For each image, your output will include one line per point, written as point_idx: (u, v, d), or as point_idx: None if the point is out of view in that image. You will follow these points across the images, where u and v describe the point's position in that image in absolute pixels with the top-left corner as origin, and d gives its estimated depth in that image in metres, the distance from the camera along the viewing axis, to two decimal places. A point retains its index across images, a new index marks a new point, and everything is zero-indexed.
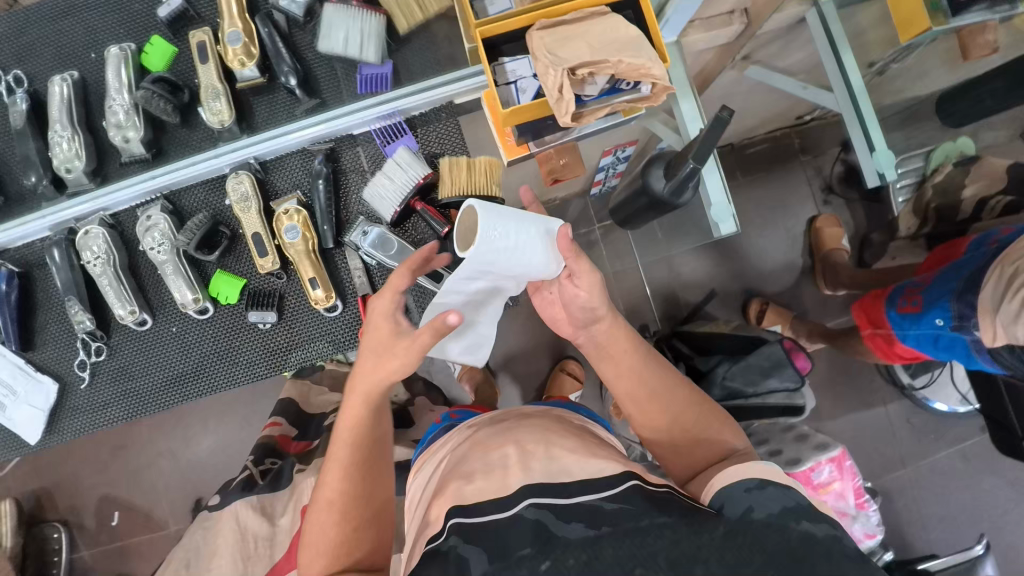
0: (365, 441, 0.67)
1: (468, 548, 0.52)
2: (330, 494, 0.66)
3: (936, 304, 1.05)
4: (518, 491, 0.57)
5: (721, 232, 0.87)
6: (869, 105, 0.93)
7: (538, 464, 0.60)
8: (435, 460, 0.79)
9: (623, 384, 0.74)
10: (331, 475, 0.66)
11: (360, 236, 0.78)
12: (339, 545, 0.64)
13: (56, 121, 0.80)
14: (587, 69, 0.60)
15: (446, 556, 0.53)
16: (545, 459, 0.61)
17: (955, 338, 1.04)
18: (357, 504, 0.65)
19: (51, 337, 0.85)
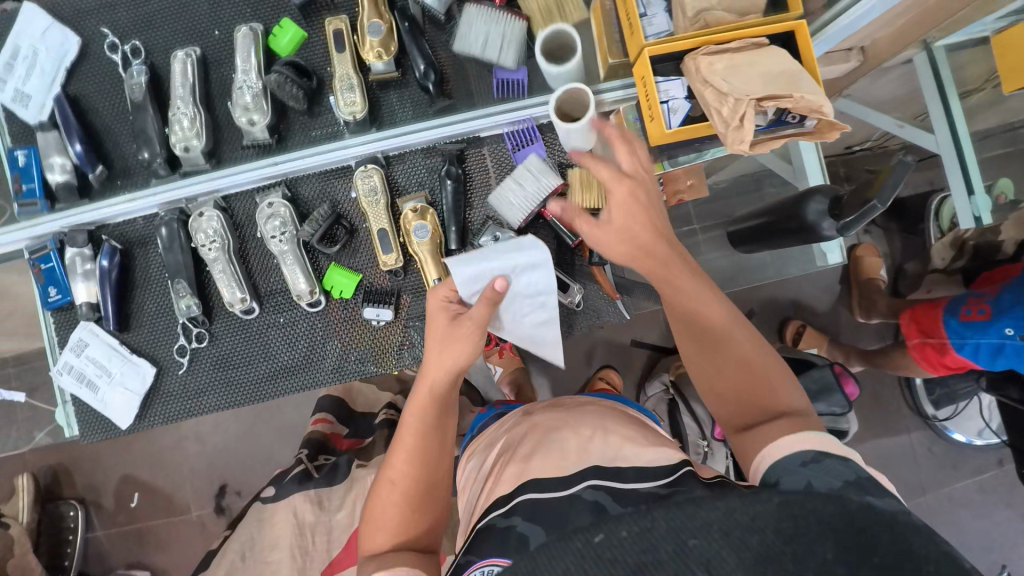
0: (431, 425, 0.65)
1: (529, 527, 0.59)
2: (393, 473, 0.64)
3: (1007, 313, 1.12)
4: (581, 470, 0.64)
5: (828, 261, 0.90)
6: (971, 150, 0.94)
7: (596, 450, 0.67)
8: (491, 442, 0.85)
9: (685, 340, 0.68)
10: (396, 456, 0.65)
11: (489, 241, 0.77)
12: (402, 526, 0.62)
13: (179, 99, 0.77)
14: (769, 102, 0.61)
15: (510, 532, 0.59)
16: (601, 445, 0.68)
17: (1021, 347, 1.11)
18: (424, 488, 0.64)
19: (150, 319, 0.82)
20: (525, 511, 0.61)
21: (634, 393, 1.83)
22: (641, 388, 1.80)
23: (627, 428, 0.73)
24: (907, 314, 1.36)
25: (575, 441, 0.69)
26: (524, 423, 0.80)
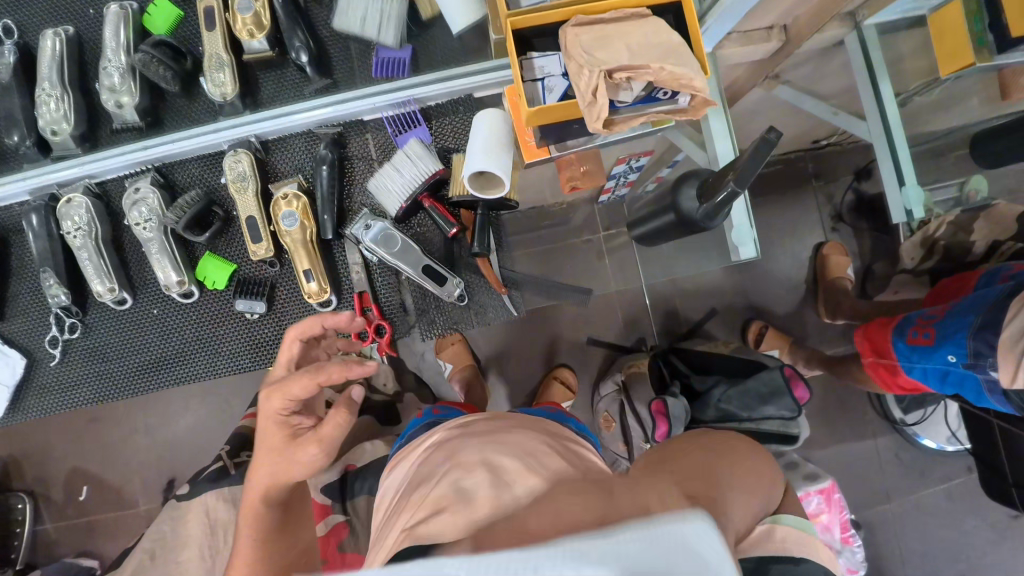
0: (269, 517, 0.75)
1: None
2: (239, 567, 0.73)
3: (951, 339, 1.04)
4: (481, 522, 0.52)
5: (740, 255, 0.82)
6: (903, 138, 0.87)
7: (505, 495, 0.56)
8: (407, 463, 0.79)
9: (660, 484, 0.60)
10: (244, 546, 0.73)
11: (361, 230, 0.73)
12: None
13: (44, 79, 0.74)
14: (625, 74, 0.55)
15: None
16: (511, 490, 0.57)
17: (967, 375, 1.03)
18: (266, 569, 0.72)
19: (24, 309, 0.79)
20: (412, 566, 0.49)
21: (590, 392, 1.79)
22: (597, 388, 1.76)
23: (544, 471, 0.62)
24: (862, 333, 1.29)
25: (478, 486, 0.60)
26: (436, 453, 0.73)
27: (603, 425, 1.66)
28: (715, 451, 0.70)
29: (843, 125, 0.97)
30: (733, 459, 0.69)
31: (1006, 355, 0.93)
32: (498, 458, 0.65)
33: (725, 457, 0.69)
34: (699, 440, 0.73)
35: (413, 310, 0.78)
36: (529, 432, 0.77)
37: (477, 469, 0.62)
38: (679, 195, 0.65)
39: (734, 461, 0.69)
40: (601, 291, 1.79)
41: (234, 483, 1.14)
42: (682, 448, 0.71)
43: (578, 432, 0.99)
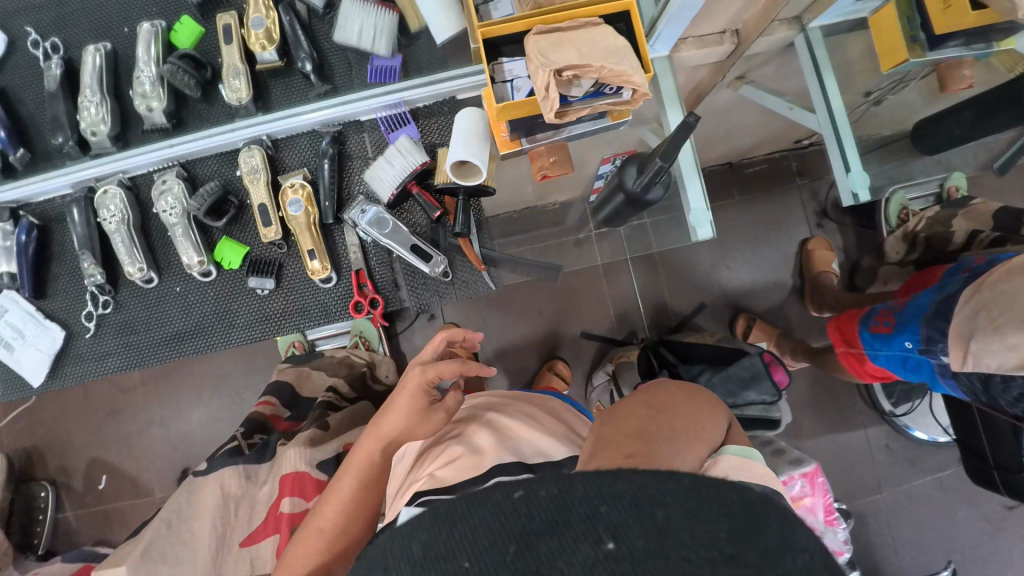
0: (372, 477, 0.79)
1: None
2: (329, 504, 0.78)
3: (907, 326, 1.11)
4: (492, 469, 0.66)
5: (697, 235, 0.91)
6: (847, 129, 0.97)
7: (507, 446, 0.71)
8: None
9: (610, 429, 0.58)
10: (341, 490, 0.78)
11: (358, 214, 0.84)
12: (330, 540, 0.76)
13: (86, 88, 0.86)
14: (573, 71, 0.65)
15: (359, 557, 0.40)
16: (514, 445, 0.72)
17: (923, 361, 1.09)
18: (351, 520, 0.77)
19: (64, 288, 0.90)
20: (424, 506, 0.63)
21: (584, 384, 1.86)
22: (589, 380, 1.83)
23: (535, 429, 0.76)
24: (832, 324, 1.36)
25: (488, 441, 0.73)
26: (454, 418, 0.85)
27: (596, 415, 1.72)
28: (654, 405, 0.63)
29: (798, 118, 1.07)
30: (672, 410, 0.63)
31: (957, 344, 0.98)
32: (499, 418, 0.79)
33: (666, 411, 0.62)
34: (639, 396, 0.66)
35: (404, 285, 0.89)
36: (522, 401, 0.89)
37: (480, 428, 0.77)
38: (623, 176, 0.73)
39: (673, 411, 0.62)
40: (593, 286, 1.87)
41: (248, 460, 1.25)
42: (618, 409, 0.63)
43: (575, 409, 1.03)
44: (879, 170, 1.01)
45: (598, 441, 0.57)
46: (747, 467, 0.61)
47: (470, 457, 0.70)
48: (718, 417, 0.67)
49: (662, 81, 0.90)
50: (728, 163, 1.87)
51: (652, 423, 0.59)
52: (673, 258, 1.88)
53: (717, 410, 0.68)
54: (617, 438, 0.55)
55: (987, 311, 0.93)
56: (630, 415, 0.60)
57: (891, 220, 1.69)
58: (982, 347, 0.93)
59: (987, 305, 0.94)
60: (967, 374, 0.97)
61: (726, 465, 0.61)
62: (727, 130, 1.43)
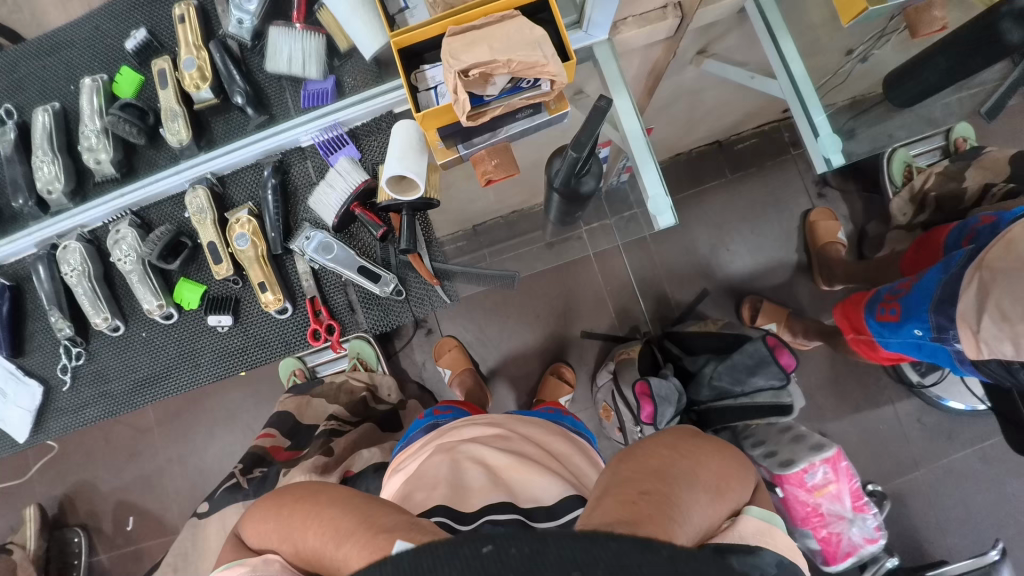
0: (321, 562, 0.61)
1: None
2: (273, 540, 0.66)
3: (915, 314, 1.01)
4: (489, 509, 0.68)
5: (659, 224, 0.86)
6: (812, 92, 0.91)
7: (499, 487, 0.72)
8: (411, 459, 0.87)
9: (625, 469, 0.58)
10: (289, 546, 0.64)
11: (304, 242, 0.83)
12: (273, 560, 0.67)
13: (39, 149, 0.88)
14: (481, 71, 0.62)
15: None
16: (506, 488, 0.72)
17: (937, 348, 0.99)
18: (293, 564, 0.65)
19: (39, 344, 0.92)
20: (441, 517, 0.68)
21: (590, 384, 1.80)
22: (595, 380, 1.77)
23: (526, 468, 0.75)
24: (839, 310, 1.26)
25: (479, 479, 0.74)
26: (436, 448, 0.85)
27: (603, 416, 1.66)
28: (678, 450, 0.61)
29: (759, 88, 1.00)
30: (695, 457, 0.61)
31: (963, 324, 0.89)
32: (488, 454, 0.78)
33: (690, 457, 0.60)
34: (664, 439, 0.64)
35: (359, 307, 0.87)
36: (515, 433, 0.86)
37: (470, 463, 0.77)
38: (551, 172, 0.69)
39: (694, 457, 0.61)
40: (589, 284, 1.81)
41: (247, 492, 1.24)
42: (638, 449, 0.63)
43: (571, 427, 1.02)
44: (859, 133, 0.93)
45: (613, 478, 0.58)
46: (768, 532, 0.57)
47: (460, 497, 0.71)
48: (748, 473, 0.64)
49: (607, 66, 0.87)
50: (716, 141, 1.79)
51: (678, 469, 0.58)
52: (669, 246, 1.81)
53: (747, 467, 0.65)
54: (632, 477, 0.56)
55: (991, 296, 0.85)
56: (656, 454, 0.59)
57: (897, 177, 1.59)
58: (993, 334, 0.84)
59: (990, 289, 0.85)
60: (985, 362, 0.88)
61: (747, 528, 0.57)
62: (702, 111, 1.36)
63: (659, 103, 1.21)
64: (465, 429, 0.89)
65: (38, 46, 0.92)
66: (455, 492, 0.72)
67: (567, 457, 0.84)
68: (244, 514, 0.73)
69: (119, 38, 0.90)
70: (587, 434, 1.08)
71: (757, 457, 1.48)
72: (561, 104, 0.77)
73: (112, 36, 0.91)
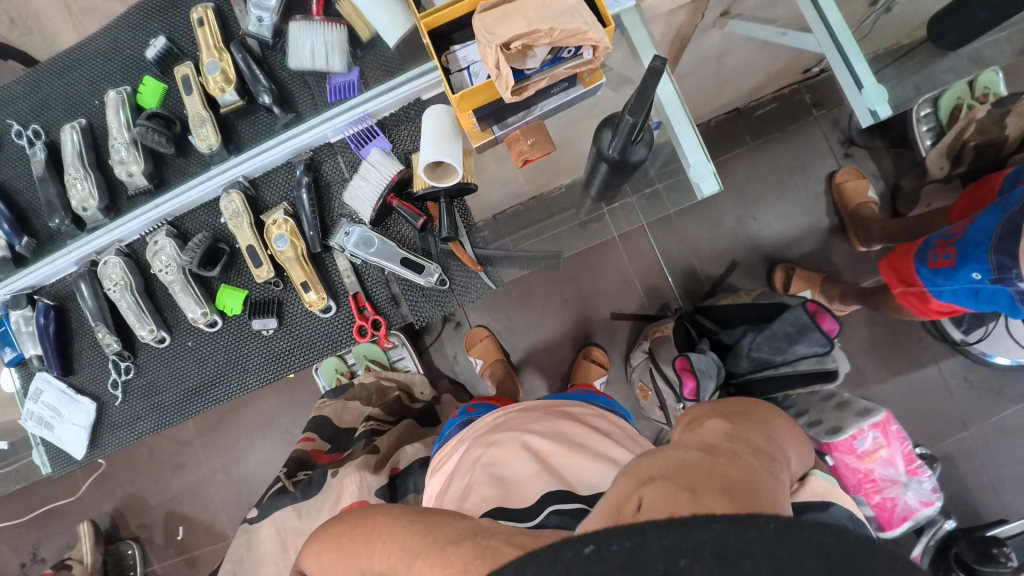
0: None
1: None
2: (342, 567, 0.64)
3: (972, 255, 0.97)
4: (545, 497, 0.67)
5: (702, 191, 0.84)
6: (851, 41, 0.86)
7: (551, 475, 0.70)
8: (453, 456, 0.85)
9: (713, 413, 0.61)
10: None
11: (343, 237, 0.82)
12: None
13: (71, 166, 0.88)
14: (521, 43, 0.59)
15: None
16: (555, 474, 0.70)
17: (997, 290, 0.95)
18: None
19: (87, 361, 0.93)
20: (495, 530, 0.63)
21: (623, 365, 1.78)
22: (628, 361, 1.75)
23: (576, 454, 0.73)
24: (886, 263, 1.22)
25: (529, 467, 0.72)
26: (475, 440, 0.84)
27: (641, 396, 1.64)
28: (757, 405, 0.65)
29: (791, 45, 0.96)
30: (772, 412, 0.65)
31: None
32: (533, 438, 0.77)
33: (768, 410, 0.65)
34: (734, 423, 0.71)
35: (402, 301, 0.86)
36: (554, 412, 0.86)
37: (518, 452, 0.75)
38: (597, 143, 0.67)
39: (774, 414, 0.65)
40: (615, 266, 1.79)
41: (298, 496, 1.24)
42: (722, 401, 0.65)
43: (608, 407, 1.01)
44: (900, 83, 0.89)
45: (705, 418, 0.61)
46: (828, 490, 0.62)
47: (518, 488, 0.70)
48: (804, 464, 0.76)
49: (636, 32, 0.83)
50: (736, 109, 1.73)
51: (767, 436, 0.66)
52: (694, 221, 1.77)
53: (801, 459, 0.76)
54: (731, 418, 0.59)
55: None
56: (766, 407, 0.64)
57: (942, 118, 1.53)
58: None
59: None
60: None
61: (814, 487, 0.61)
62: (725, 76, 1.31)
63: (681, 71, 1.17)
64: (499, 417, 0.88)
65: (59, 64, 0.92)
66: (508, 487, 0.70)
67: (615, 434, 0.82)
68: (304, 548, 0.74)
69: (139, 47, 0.89)
70: (624, 412, 1.08)
71: (802, 426, 1.47)
72: (594, 76, 0.75)
73: (131, 46, 0.90)
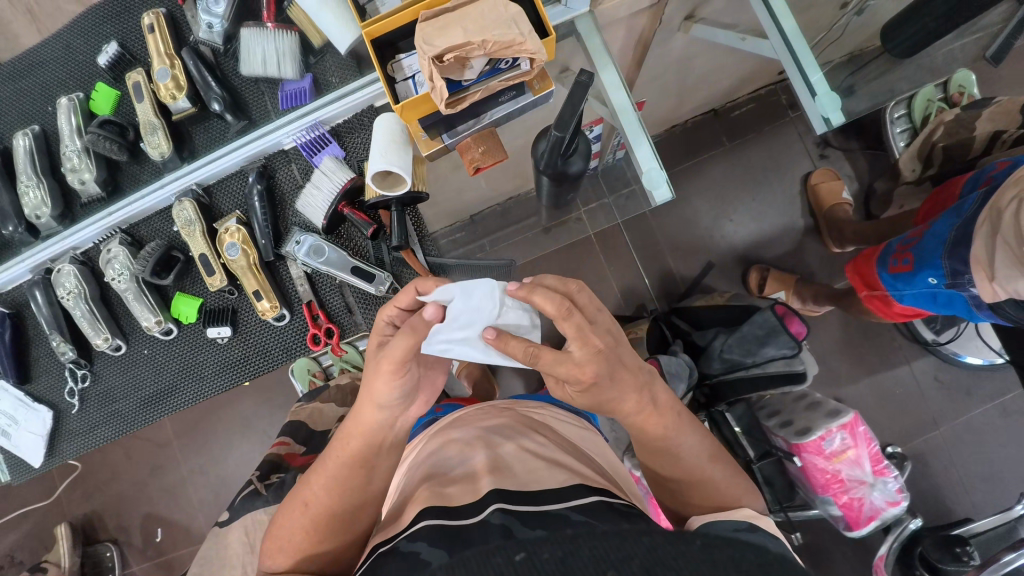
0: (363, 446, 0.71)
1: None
2: (319, 480, 0.73)
3: (928, 262, 0.98)
4: (488, 494, 0.62)
5: (656, 199, 0.83)
6: (806, 48, 0.86)
7: (503, 471, 0.66)
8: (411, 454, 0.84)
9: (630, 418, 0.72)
10: (331, 458, 0.73)
11: (295, 246, 0.82)
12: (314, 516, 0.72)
13: (23, 174, 0.87)
14: (454, 54, 0.59)
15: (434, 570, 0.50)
16: (510, 469, 0.67)
17: (953, 295, 0.96)
18: (333, 501, 0.72)
19: (44, 369, 0.93)
20: (429, 536, 0.58)
21: None
22: None
23: (535, 452, 0.71)
24: (851, 267, 1.22)
25: (485, 459, 0.70)
26: (432, 438, 0.83)
27: None
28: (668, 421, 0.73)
29: (750, 52, 0.95)
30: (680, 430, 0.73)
31: (978, 270, 0.87)
32: (488, 436, 0.77)
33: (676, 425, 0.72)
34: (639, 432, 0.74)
35: (357, 309, 0.86)
36: (505, 413, 0.85)
37: (477, 447, 0.74)
38: (538, 152, 0.67)
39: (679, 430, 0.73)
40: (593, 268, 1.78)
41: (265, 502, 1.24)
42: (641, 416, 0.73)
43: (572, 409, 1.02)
44: (859, 89, 0.89)
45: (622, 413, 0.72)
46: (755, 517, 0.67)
47: (466, 482, 0.67)
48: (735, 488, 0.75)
49: (591, 39, 0.82)
50: (712, 110, 1.73)
51: (655, 433, 0.72)
52: (671, 222, 1.77)
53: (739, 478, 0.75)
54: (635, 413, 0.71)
55: (1003, 235, 0.82)
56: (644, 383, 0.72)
57: (916, 119, 1.55)
58: (1008, 275, 0.81)
59: (1001, 226, 0.83)
60: (1002, 304, 0.86)
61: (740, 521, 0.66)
62: (694, 79, 1.31)
63: (648, 73, 1.17)
64: (452, 420, 0.88)
65: (12, 70, 0.91)
66: (458, 484, 0.67)
67: (566, 438, 0.82)
68: (280, 510, 0.77)
69: (92, 53, 0.89)
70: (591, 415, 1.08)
71: (773, 427, 1.48)
72: (545, 83, 0.74)
73: (84, 51, 0.89)
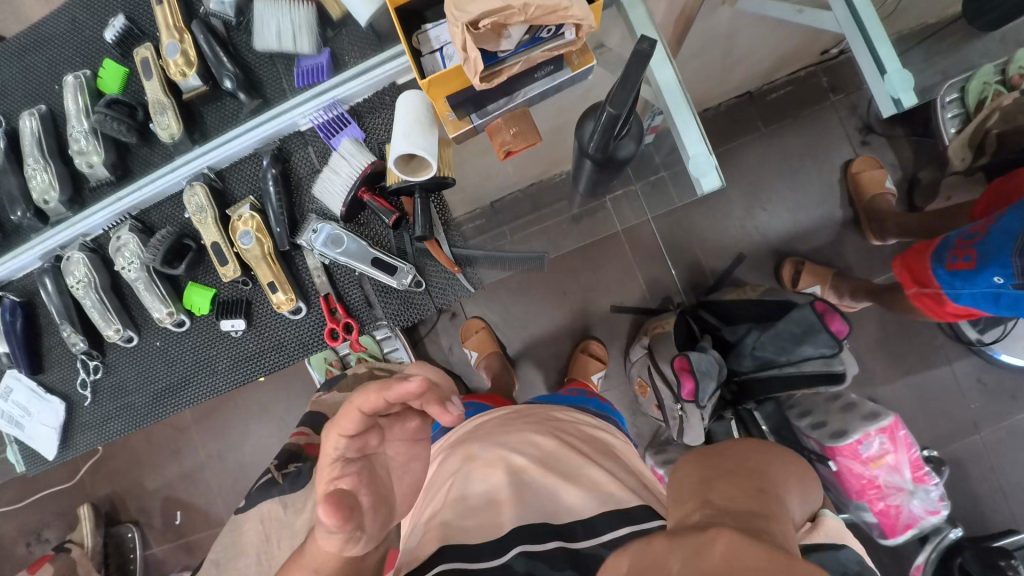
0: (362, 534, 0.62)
1: None
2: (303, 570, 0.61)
3: (996, 258, 0.90)
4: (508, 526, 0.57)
5: (702, 187, 0.76)
6: (873, 19, 0.77)
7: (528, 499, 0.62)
8: None
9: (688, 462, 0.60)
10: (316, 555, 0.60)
11: (312, 236, 0.77)
12: None
13: (29, 156, 0.83)
14: (492, 20, 0.52)
15: None
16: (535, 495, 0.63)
17: (1021, 296, 0.89)
18: None
19: (56, 359, 0.90)
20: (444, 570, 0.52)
21: (623, 360, 1.68)
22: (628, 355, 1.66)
23: (555, 475, 0.66)
24: (897, 261, 1.13)
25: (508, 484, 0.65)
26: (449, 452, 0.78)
27: (640, 392, 1.57)
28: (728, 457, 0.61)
29: (809, 23, 0.87)
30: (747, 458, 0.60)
31: None
32: (511, 450, 0.71)
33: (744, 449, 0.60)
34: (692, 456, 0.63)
35: (377, 302, 0.82)
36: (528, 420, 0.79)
37: (496, 469, 0.68)
38: (581, 136, 0.63)
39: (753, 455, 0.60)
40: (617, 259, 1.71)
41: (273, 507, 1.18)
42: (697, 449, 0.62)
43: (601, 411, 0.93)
44: (928, 66, 0.80)
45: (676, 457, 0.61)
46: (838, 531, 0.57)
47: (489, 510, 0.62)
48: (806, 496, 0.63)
49: (634, 9, 0.74)
50: (747, 92, 1.63)
51: None
52: (701, 211, 1.68)
53: None
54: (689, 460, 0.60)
55: None
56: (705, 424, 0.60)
57: (969, 104, 1.35)
58: None
59: None
60: None
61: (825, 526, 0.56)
62: (735, 57, 1.22)
63: (687, 50, 1.07)
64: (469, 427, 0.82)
65: (17, 45, 0.86)
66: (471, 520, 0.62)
67: (598, 446, 0.76)
68: None
69: (98, 26, 0.84)
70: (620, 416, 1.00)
71: (805, 428, 1.41)
72: (584, 58, 0.68)
73: (90, 25, 0.84)
